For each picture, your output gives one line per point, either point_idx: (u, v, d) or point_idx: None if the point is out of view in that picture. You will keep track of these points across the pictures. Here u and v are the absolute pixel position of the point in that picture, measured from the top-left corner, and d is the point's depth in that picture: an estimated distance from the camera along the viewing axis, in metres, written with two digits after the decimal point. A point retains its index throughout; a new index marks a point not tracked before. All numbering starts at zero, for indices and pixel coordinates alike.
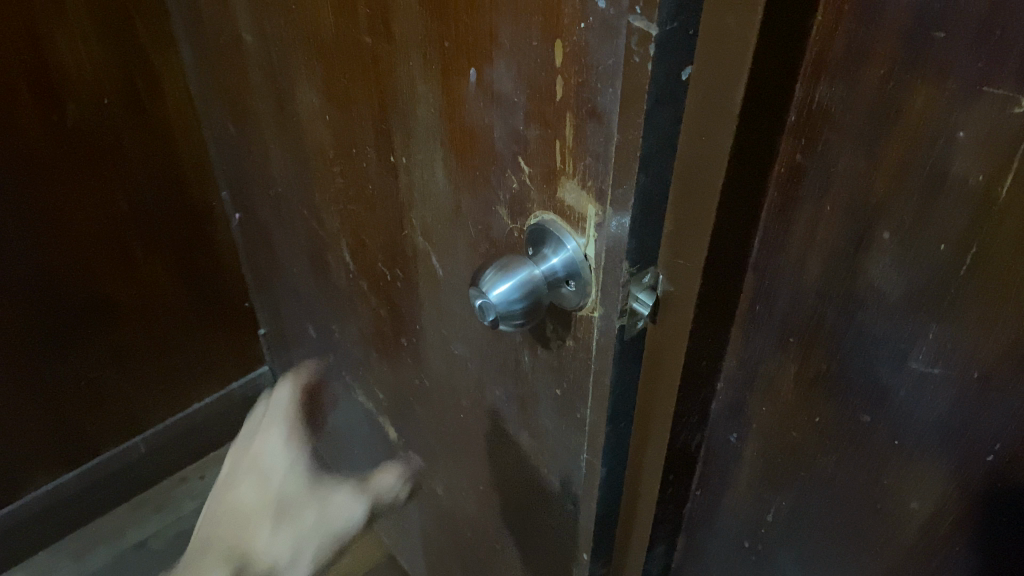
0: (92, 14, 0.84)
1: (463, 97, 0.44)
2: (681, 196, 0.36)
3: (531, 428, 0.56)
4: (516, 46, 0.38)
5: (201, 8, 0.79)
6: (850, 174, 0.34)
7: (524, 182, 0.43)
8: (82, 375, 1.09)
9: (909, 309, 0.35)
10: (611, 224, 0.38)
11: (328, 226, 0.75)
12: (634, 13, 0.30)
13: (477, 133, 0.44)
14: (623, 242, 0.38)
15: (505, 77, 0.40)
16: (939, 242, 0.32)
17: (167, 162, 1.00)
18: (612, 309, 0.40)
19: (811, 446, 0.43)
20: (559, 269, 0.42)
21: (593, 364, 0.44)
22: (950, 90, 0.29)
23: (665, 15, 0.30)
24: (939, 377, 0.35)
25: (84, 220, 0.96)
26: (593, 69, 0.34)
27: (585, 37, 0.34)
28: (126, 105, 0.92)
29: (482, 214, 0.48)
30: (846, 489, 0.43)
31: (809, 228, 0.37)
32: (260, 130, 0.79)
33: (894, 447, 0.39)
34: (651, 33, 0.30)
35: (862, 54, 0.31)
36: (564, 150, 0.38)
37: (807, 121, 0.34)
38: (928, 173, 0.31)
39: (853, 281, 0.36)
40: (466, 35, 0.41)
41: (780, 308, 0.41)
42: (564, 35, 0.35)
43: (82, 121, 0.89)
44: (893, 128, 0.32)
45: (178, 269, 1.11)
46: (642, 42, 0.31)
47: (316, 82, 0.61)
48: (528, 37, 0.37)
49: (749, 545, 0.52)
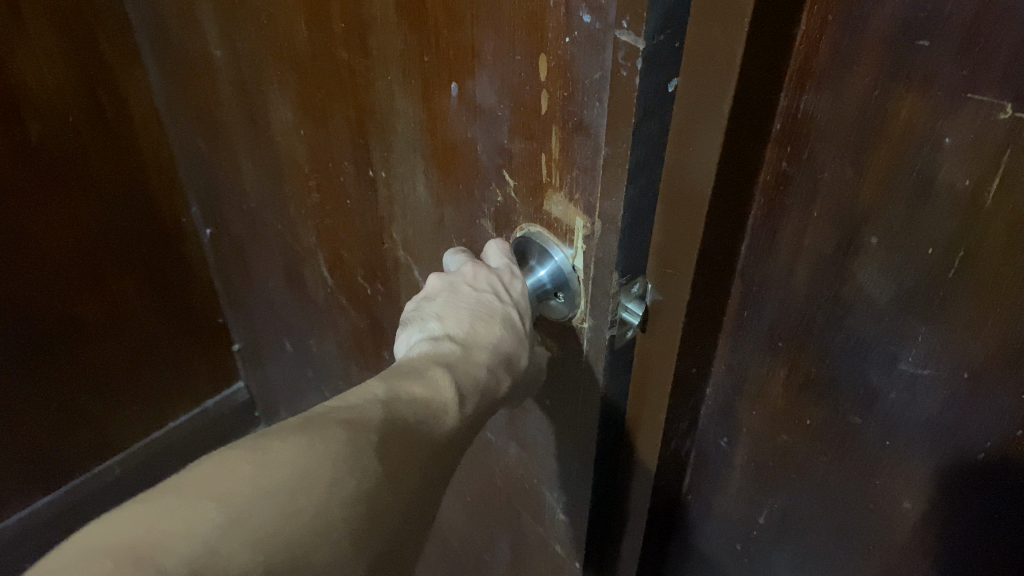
0: (55, 31, 0.83)
1: (444, 111, 0.44)
2: (669, 207, 0.36)
3: (519, 438, 0.55)
4: (499, 60, 0.37)
5: (167, 23, 0.77)
6: (837, 181, 0.34)
7: (509, 195, 0.42)
8: (54, 399, 1.07)
9: (899, 312, 0.35)
10: (599, 236, 0.38)
11: (304, 241, 0.74)
12: (621, 28, 0.31)
13: (459, 146, 0.44)
14: (608, 253, 0.38)
15: (487, 90, 0.39)
16: (927, 246, 0.33)
17: (135, 179, 0.98)
18: (601, 320, 0.41)
19: (802, 449, 0.44)
20: (547, 282, 0.43)
21: (585, 377, 0.45)
22: (935, 97, 0.30)
23: (652, 29, 0.30)
24: (929, 378, 0.36)
25: (51, 241, 0.95)
26: (579, 83, 0.34)
27: (571, 51, 0.34)
28: (91, 123, 0.91)
29: (466, 226, 0.48)
30: (837, 490, 0.43)
31: (797, 234, 0.37)
32: (231, 146, 0.78)
33: (885, 447, 0.39)
34: (638, 47, 0.30)
35: (846, 63, 0.31)
36: (549, 164, 0.38)
37: (793, 129, 0.35)
38: (915, 179, 0.32)
39: (842, 285, 0.37)
40: (447, 49, 0.40)
41: (769, 314, 0.41)
42: (549, 49, 0.34)
43: (46, 140, 0.88)
44: (879, 135, 0.32)
45: (150, 288, 1.09)
46: (629, 57, 0.31)
47: (289, 97, 0.60)
48: (511, 52, 0.37)
49: (741, 548, 0.52)
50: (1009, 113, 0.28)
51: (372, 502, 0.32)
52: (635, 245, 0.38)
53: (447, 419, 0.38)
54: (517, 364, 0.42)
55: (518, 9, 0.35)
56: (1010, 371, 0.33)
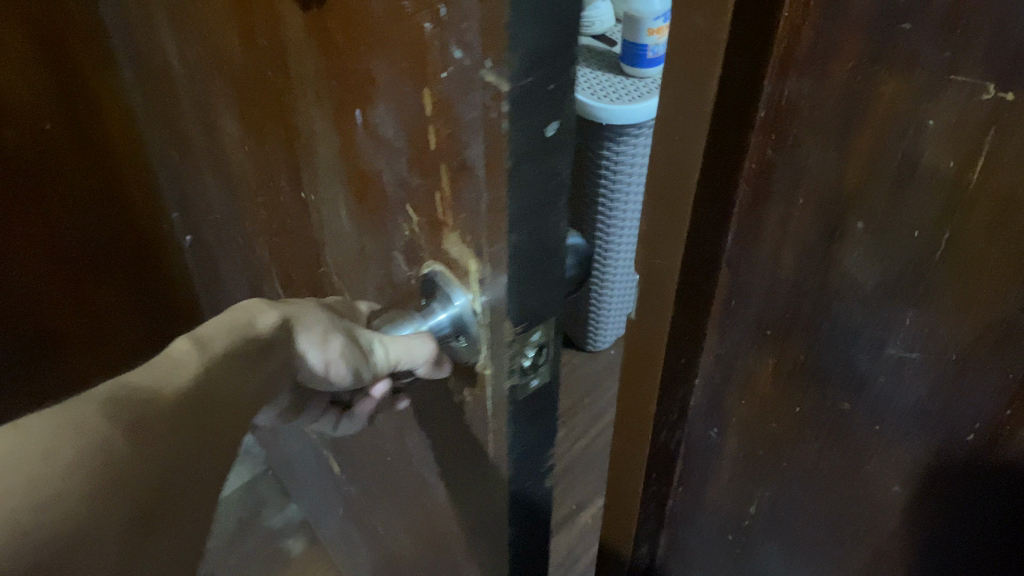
0: (30, 48, 0.90)
1: (353, 140, 0.46)
2: (661, 187, 0.37)
3: (457, 457, 0.58)
4: (391, 92, 0.40)
5: (134, 31, 0.77)
6: (820, 166, 0.34)
7: (414, 231, 0.46)
8: (44, 388, 1.16)
9: (885, 297, 0.35)
10: (492, 285, 0.42)
11: (262, 254, 0.74)
12: (486, 68, 0.33)
13: (369, 173, 0.47)
14: (502, 302, 0.42)
15: (386, 121, 0.42)
16: (913, 229, 0.33)
17: (112, 187, 1.05)
18: (500, 364, 0.46)
19: (791, 437, 0.44)
20: (447, 324, 0.46)
21: (489, 410, 0.50)
22: (918, 78, 0.30)
23: (516, 72, 0.33)
24: (917, 362, 0.36)
25: (37, 247, 1.03)
26: (457, 121, 0.37)
27: (449, 87, 0.36)
28: (67, 130, 0.97)
29: (382, 256, 0.51)
30: (828, 476, 0.43)
31: (782, 221, 0.37)
32: (196, 158, 0.78)
33: (875, 432, 0.40)
34: (502, 90, 0.34)
35: (829, 49, 0.32)
36: (442, 203, 0.41)
37: (776, 117, 0.35)
38: (899, 162, 0.32)
39: (827, 271, 0.37)
40: (349, 80, 0.43)
41: (755, 303, 0.41)
42: (430, 86, 0.37)
43: (21, 149, 0.94)
44: (862, 120, 0.32)
45: (131, 290, 1.17)
46: (497, 96, 0.34)
47: (242, 108, 0.60)
48: (400, 86, 0.39)
49: (732, 539, 0.52)
50: (992, 94, 0.28)
51: (110, 463, 0.43)
52: (533, 292, 0.43)
53: (186, 354, 0.51)
54: (263, 320, 0.55)
55: (401, 44, 0.37)
56: (998, 351, 0.33)
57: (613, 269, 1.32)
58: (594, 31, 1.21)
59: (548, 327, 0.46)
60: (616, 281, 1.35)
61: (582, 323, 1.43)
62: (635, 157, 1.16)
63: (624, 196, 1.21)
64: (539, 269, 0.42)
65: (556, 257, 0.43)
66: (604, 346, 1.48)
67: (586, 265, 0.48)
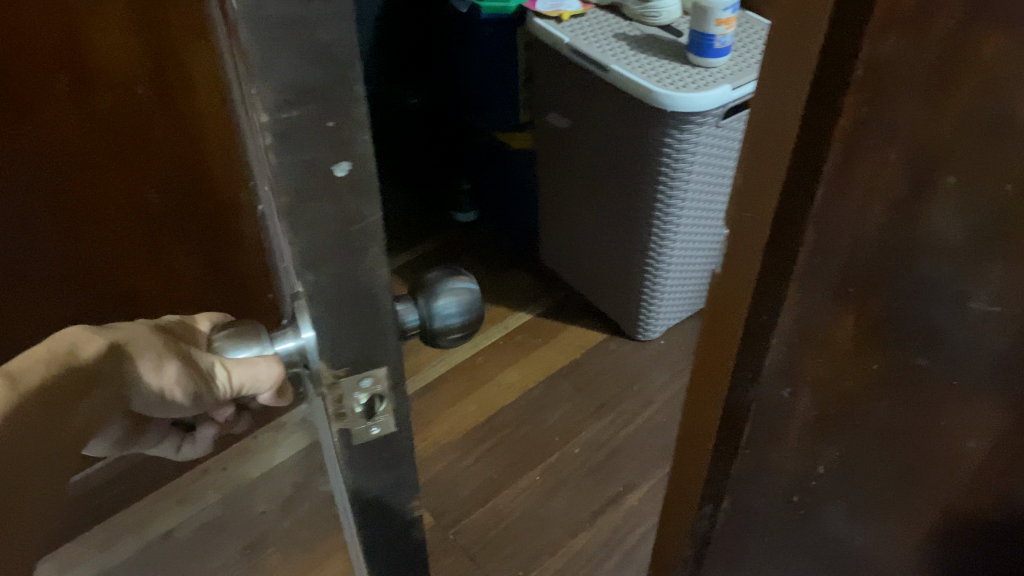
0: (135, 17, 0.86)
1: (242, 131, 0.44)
2: (764, 139, 0.41)
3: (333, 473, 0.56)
4: (236, 101, 0.37)
5: None
6: (914, 122, 0.36)
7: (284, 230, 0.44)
8: None
9: (970, 251, 0.37)
10: (305, 331, 0.38)
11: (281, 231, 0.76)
12: (257, 101, 0.30)
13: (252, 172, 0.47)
14: (310, 336, 0.38)
15: (243, 131, 0.39)
16: (1005, 183, 0.35)
17: (193, 146, 0.98)
18: (326, 406, 0.41)
19: (863, 393, 0.46)
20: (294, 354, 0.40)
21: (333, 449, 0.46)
22: (1016, 33, 0.32)
23: (276, 105, 0.29)
24: (998, 317, 0.38)
25: (112, 218, 0.97)
26: (260, 143, 0.32)
27: (249, 107, 0.32)
28: (156, 94, 0.92)
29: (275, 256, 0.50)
30: (900, 431, 0.46)
31: (870, 179, 0.38)
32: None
33: (951, 386, 0.42)
34: (266, 120, 0.30)
35: (928, 6, 0.33)
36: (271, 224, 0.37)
37: (873, 78, 0.35)
38: (993, 118, 0.34)
39: (915, 226, 0.38)
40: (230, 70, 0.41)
41: (839, 259, 0.42)
42: (244, 99, 0.33)
43: (112, 110, 0.90)
44: (956, 76, 0.34)
45: (209, 262, 1.10)
46: (265, 126, 0.30)
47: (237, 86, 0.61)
48: (235, 99, 0.36)
49: (796, 500, 0.54)
50: None
51: None
52: (352, 331, 0.38)
53: None
54: None
55: (227, 55, 0.35)
56: None
57: (668, 258, 1.34)
58: (661, 21, 1.23)
59: (384, 373, 0.41)
60: (669, 272, 1.37)
61: (633, 313, 1.44)
62: (697, 146, 1.18)
63: (684, 185, 1.22)
64: (354, 310, 0.38)
65: (375, 302, 0.38)
66: (653, 337, 1.49)
67: (468, 320, 0.44)
